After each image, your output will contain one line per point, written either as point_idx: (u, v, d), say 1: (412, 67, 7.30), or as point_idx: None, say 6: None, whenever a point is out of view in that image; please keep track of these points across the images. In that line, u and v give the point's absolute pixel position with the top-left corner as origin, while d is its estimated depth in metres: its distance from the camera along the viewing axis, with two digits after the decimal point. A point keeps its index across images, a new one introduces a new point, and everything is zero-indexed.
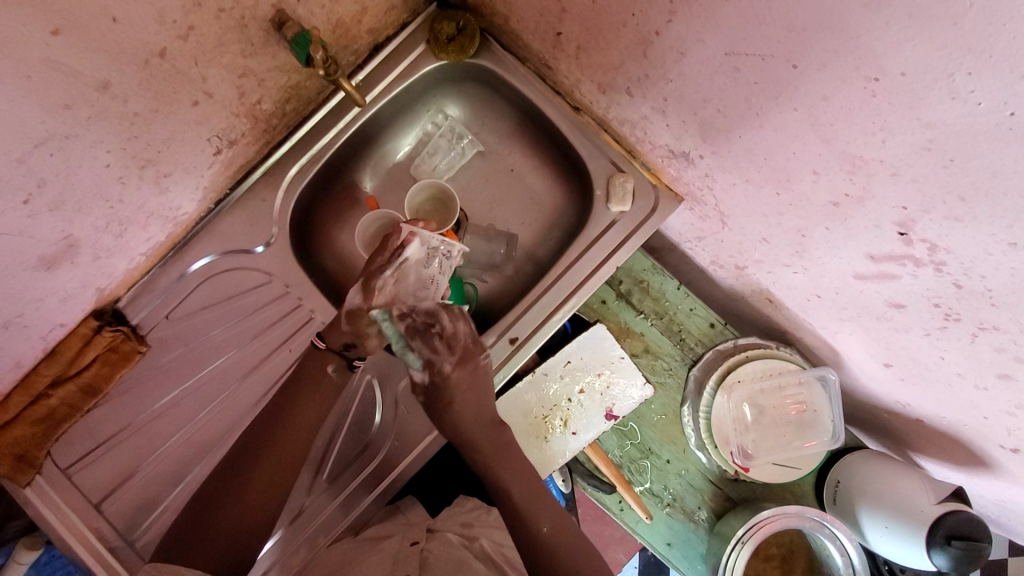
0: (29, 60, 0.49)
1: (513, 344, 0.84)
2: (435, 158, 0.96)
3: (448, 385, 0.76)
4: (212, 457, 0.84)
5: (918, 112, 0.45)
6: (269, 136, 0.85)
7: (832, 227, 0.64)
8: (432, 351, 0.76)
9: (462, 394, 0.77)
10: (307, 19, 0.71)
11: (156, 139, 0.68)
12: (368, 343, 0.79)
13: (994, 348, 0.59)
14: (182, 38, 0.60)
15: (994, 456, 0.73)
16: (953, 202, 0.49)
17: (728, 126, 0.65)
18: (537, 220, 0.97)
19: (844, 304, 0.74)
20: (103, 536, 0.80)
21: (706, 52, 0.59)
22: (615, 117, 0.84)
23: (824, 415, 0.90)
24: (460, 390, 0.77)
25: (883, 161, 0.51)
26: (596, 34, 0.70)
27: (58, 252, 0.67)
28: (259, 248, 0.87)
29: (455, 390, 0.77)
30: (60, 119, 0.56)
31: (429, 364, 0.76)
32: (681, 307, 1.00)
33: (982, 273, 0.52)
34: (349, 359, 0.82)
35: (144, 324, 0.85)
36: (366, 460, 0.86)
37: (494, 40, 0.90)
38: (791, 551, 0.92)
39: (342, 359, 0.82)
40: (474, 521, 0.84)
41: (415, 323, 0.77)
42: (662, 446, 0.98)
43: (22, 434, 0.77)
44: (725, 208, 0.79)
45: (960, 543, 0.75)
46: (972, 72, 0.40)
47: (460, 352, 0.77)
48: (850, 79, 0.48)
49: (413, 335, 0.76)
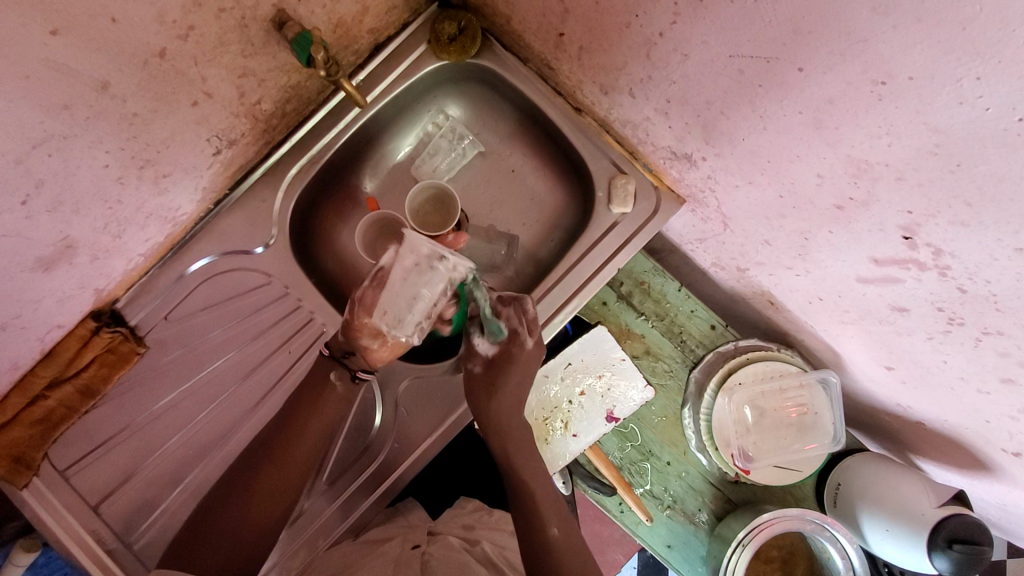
0: (27, 61, 0.49)
1: None
2: (436, 158, 0.96)
3: (515, 355, 0.80)
4: (211, 458, 0.84)
5: (925, 117, 0.45)
6: (269, 136, 0.85)
7: (836, 230, 0.63)
8: (520, 323, 0.80)
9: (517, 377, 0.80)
10: (308, 19, 0.71)
11: (155, 140, 0.67)
12: (367, 354, 0.75)
13: (997, 353, 0.59)
14: (182, 39, 0.60)
15: (996, 460, 0.73)
16: (958, 206, 0.48)
17: (731, 129, 0.65)
18: (538, 221, 0.96)
19: (846, 307, 0.73)
20: (101, 539, 0.80)
21: (710, 54, 0.58)
22: (617, 118, 0.83)
23: (824, 418, 0.90)
24: (516, 369, 0.80)
25: (889, 165, 0.51)
26: (598, 36, 0.70)
27: (56, 254, 0.67)
28: (258, 249, 0.86)
29: (520, 365, 0.80)
30: (58, 120, 0.55)
31: (511, 334, 0.80)
32: (682, 309, 1.00)
33: (987, 278, 0.52)
34: (350, 370, 0.79)
35: (143, 324, 0.84)
36: (366, 462, 0.86)
37: (495, 40, 0.89)
38: (791, 553, 0.91)
39: (346, 370, 0.79)
40: (476, 525, 0.86)
41: (502, 299, 0.81)
42: (662, 448, 0.98)
43: (19, 435, 0.76)
44: (727, 210, 0.79)
45: (962, 547, 0.75)
46: (981, 77, 0.40)
47: (538, 334, 0.82)
48: (857, 82, 0.48)
49: (502, 305, 0.81)
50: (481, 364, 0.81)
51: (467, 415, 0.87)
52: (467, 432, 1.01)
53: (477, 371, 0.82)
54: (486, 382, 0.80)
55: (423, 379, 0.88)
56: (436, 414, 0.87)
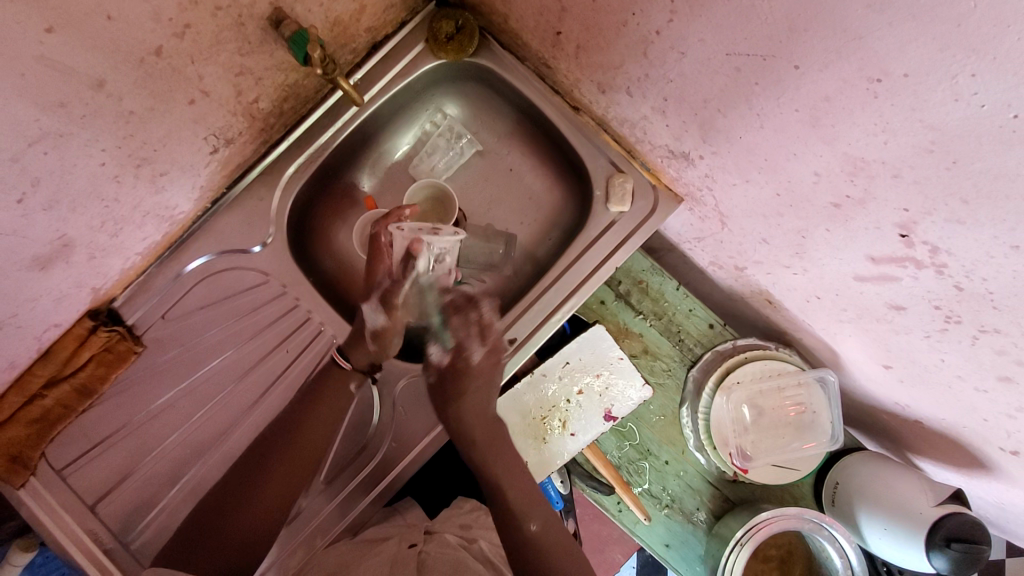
0: (22, 58, 0.49)
1: (512, 345, 0.84)
2: (434, 157, 0.96)
3: (470, 369, 0.84)
4: (209, 457, 0.84)
5: (921, 114, 0.45)
6: (266, 135, 0.85)
7: (833, 228, 0.63)
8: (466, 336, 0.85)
9: (473, 392, 0.84)
10: (305, 17, 0.71)
11: (151, 138, 0.67)
12: (389, 353, 0.86)
13: (994, 351, 0.59)
14: (178, 37, 0.60)
15: (993, 458, 0.73)
16: (955, 204, 0.48)
17: (728, 127, 0.65)
18: (536, 220, 0.96)
19: (844, 305, 0.73)
20: (98, 539, 0.79)
21: (707, 52, 0.58)
22: (614, 117, 0.83)
23: (823, 417, 0.90)
24: (475, 381, 0.83)
25: (885, 163, 0.51)
26: (596, 34, 0.70)
27: (52, 252, 0.67)
28: (256, 248, 0.86)
29: (473, 378, 0.84)
30: (54, 118, 0.55)
31: (458, 346, 0.85)
32: (680, 308, 1.00)
33: (984, 275, 0.52)
34: (367, 372, 0.86)
35: (140, 323, 0.84)
36: (363, 461, 0.86)
37: (492, 38, 0.89)
38: (790, 552, 0.91)
39: (364, 374, 0.86)
40: (473, 525, 0.86)
41: (455, 306, 0.87)
42: (661, 447, 0.98)
43: (18, 434, 0.77)
44: (725, 208, 0.79)
45: (960, 545, 0.75)
46: (976, 73, 0.40)
47: (491, 343, 0.85)
48: (853, 80, 0.47)
49: (454, 312, 0.87)
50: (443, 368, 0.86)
51: None
52: None
53: (438, 377, 0.86)
54: (457, 370, 0.84)
55: (420, 378, 0.87)
56: (434, 413, 0.87)
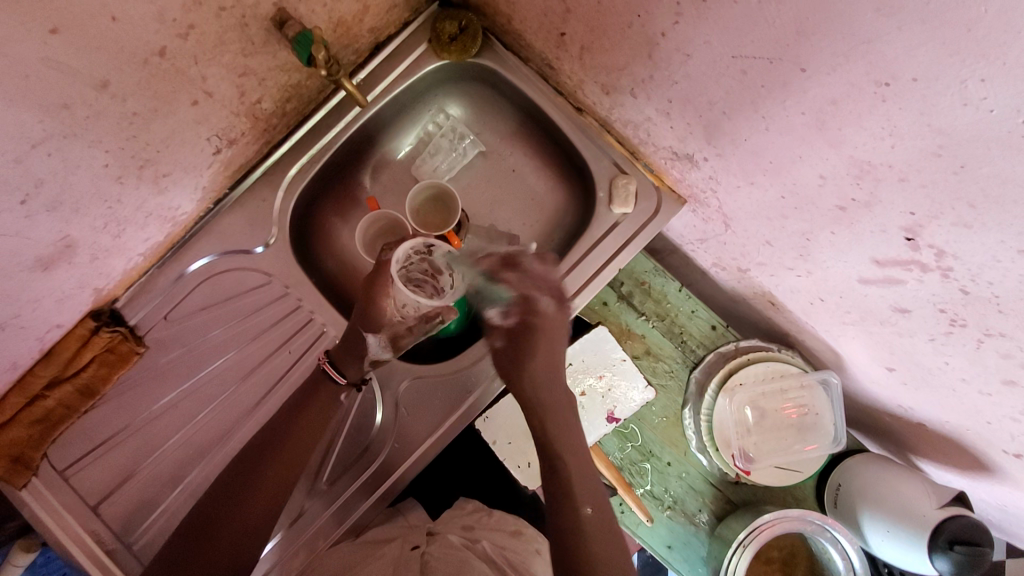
0: (26, 60, 0.48)
1: None
2: (437, 158, 0.95)
3: (535, 318, 0.77)
4: (211, 458, 0.83)
5: (928, 118, 0.45)
6: (269, 136, 0.84)
7: (838, 231, 0.63)
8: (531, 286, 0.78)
9: (540, 346, 0.76)
10: (309, 18, 0.70)
11: (154, 139, 0.67)
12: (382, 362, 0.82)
13: (999, 354, 0.58)
14: (182, 38, 0.59)
15: (997, 461, 0.73)
16: (962, 208, 0.48)
17: (734, 129, 0.65)
18: (539, 221, 0.96)
19: (848, 308, 0.73)
20: (101, 539, 0.79)
21: (713, 54, 0.58)
22: (618, 118, 0.83)
23: (825, 419, 0.90)
24: (535, 338, 0.76)
25: (892, 167, 0.51)
26: (600, 35, 0.70)
27: (55, 253, 0.66)
28: (259, 249, 0.86)
29: (541, 329, 0.77)
30: (57, 119, 0.55)
31: (523, 300, 0.78)
32: (682, 309, 1.00)
33: (990, 279, 0.51)
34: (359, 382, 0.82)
35: (143, 324, 0.84)
36: (366, 462, 0.86)
37: (496, 39, 0.89)
38: (792, 555, 0.91)
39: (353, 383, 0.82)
40: (475, 525, 0.86)
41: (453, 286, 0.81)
42: (663, 448, 0.98)
43: (19, 435, 0.77)
44: (728, 210, 0.79)
45: (962, 548, 0.75)
46: (986, 78, 0.39)
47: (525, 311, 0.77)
48: (860, 83, 0.47)
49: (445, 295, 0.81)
50: (501, 337, 0.79)
51: (467, 415, 0.87)
52: (468, 433, 1.01)
53: (498, 350, 0.79)
54: (512, 353, 0.77)
55: (423, 380, 0.87)
56: (436, 415, 0.86)
